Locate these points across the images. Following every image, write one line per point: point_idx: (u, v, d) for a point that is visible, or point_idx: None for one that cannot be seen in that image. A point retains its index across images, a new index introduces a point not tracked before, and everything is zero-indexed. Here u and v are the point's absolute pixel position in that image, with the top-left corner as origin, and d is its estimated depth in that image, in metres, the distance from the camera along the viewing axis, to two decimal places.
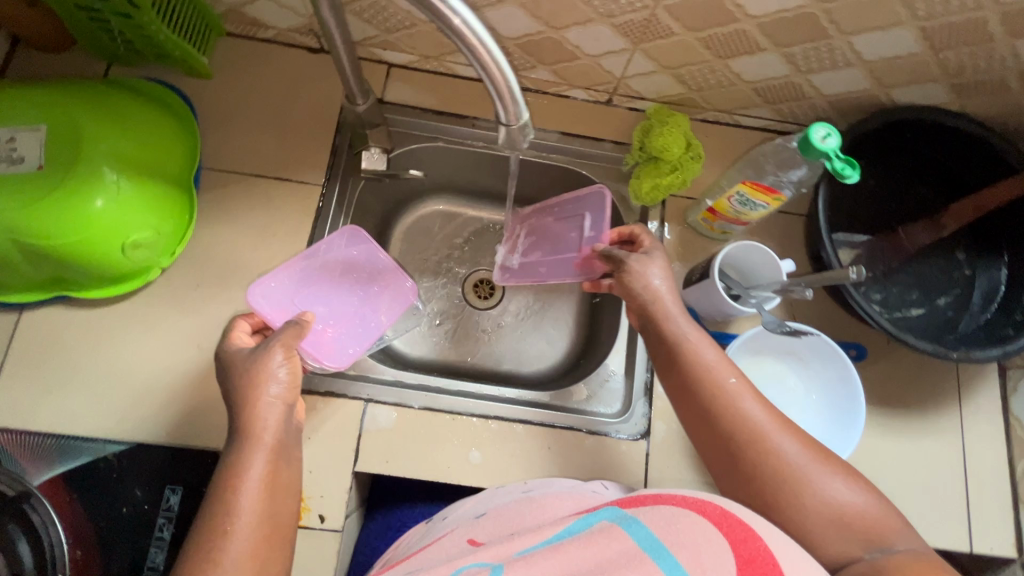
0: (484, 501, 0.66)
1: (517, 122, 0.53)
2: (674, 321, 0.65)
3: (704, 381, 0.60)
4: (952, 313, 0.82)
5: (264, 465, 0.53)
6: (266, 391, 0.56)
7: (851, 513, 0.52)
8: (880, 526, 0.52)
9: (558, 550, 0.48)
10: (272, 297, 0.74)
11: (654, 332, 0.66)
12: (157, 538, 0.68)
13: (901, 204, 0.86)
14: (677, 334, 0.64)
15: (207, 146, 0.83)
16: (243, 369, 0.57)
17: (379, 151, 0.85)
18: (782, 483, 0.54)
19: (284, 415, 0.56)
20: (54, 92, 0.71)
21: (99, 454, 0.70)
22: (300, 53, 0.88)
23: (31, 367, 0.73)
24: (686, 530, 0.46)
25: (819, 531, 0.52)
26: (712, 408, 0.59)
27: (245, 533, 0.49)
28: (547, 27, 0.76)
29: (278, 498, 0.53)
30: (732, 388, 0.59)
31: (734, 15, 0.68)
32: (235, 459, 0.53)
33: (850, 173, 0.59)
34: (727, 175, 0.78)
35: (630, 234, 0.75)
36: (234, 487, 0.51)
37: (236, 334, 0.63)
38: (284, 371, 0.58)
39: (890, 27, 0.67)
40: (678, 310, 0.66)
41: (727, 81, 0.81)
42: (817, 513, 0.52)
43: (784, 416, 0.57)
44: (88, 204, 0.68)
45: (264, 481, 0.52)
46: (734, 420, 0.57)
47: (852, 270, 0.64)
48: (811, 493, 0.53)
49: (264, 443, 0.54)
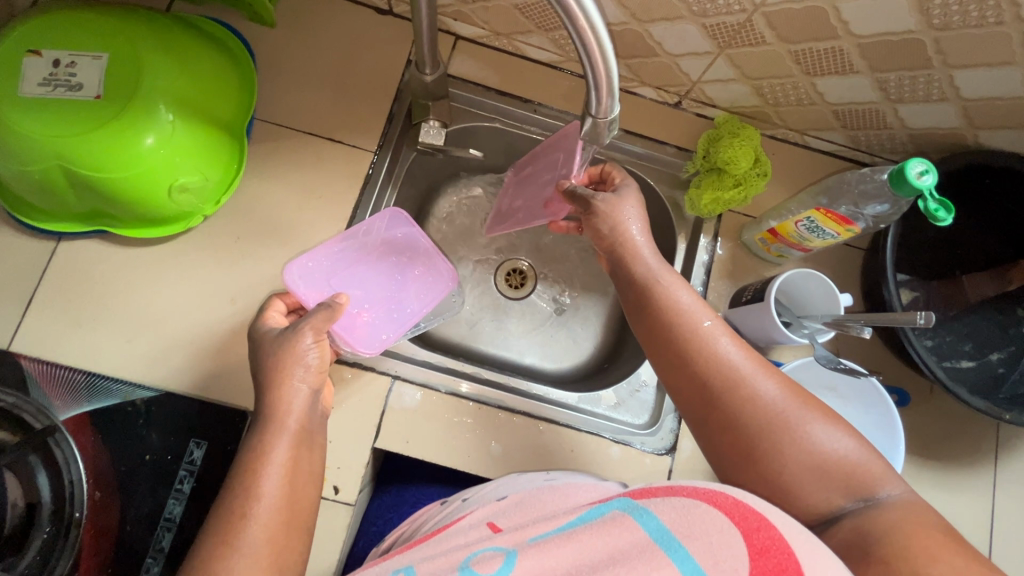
0: (505, 485, 0.65)
1: (605, 117, 0.51)
2: (642, 261, 0.63)
3: (676, 323, 0.58)
4: (1003, 370, 0.78)
5: (286, 452, 0.52)
6: (294, 375, 0.56)
7: (832, 461, 0.50)
8: (862, 472, 0.50)
9: (570, 539, 0.47)
10: (311, 277, 0.73)
11: (624, 277, 0.64)
12: (176, 490, 0.67)
13: (967, 250, 0.82)
14: (648, 276, 0.62)
15: (264, 96, 0.81)
16: (273, 349, 0.57)
17: (436, 125, 0.82)
18: (759, 427, 0.52)
19: (308, 402, 0.56)
20: (116, 19, 0.69)
21: (127, 398, 0.69)
22: (368, 13, 0.85)
23: (65, 299, 0.72)
24: (697, 521, 0.44)
25: (797, 474, 0.50)
26: (683, 349, 0.57)
27: (264, 519, 0.49)
28: (632, 19, 0.72)
29: (299, 483, 0.52)
30: (705, 330, 0.57)
31: (835, 31, 0.65)
32: (257, 444, 0.52)
33: (943, 215, 0.58)
34: (796, 198, 0.74)
35: (601, 173, 0.73)
36: (256, 471, 0.51)
37: (270, 313, 0.63)
38: (314, 356, 0.57)
39: (999, 66, 0.63)
40: (648, 249, 0.65)
41: (808, 99, 0.77)
42: (796, 461, 0.50)
43: (761, 360, 0.55)
44: (141, 140, 0.66)
45: (285, 468, 0.51)
46: (707, 363, 0.55)
47: (921, 314, 0.61)
48: (789, 439, 0.51)
49: (287, 430, 0.53)
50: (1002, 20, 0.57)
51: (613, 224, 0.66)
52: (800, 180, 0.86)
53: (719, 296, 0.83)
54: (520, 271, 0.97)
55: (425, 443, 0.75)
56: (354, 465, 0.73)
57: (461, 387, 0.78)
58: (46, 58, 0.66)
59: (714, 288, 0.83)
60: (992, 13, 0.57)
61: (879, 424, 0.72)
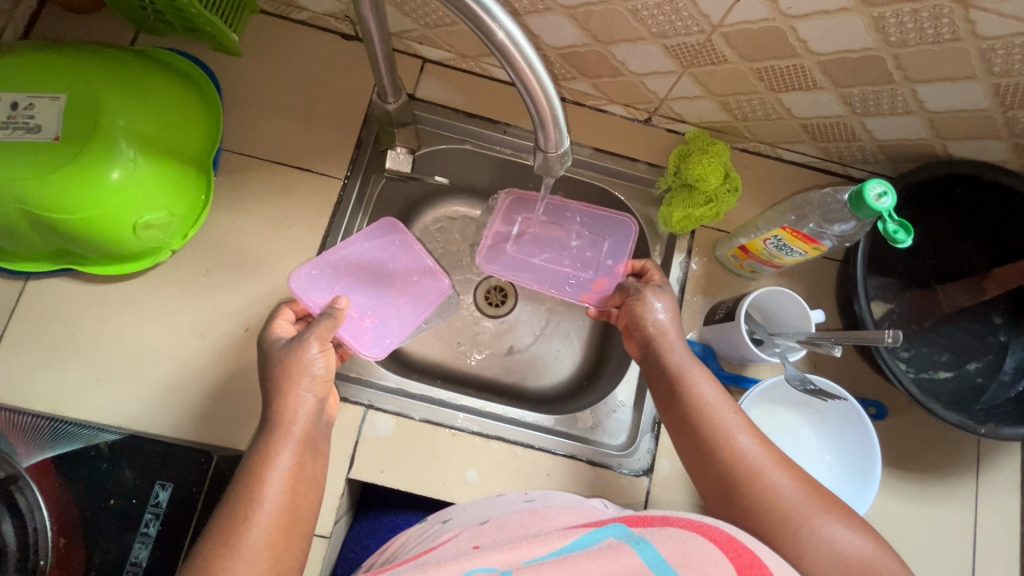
0: (484, 508, 0.64)
1: (556, 150, 0.51)
2: (674, 350, 0.66)
3: (700, 414, 0.61)
4: (981, 379, 0.78)
5: (290, 459, 0.55)
6: (300, 385, 0.59)
7: (851, 557, 0.51)
8: (878, 567, 0.51)
9: (566, 561, 0.46)
10: (317, 282, 0.75)
11: (654, 365, 0.67)
12: (142, 534, 0.68)
13: (941, 259, 0.82)
14: (678, 363, 0.65)
15: (230, 127, 0.81)
16: (280, 360, 0.60)
17: (405, 152, 0.83)
18: (779, 521, 0.54)
19: (314, 410, 0.59)
20: (78, 59, 0.69)
21: (90, 441, 0.69)
22: (333, 38, 0.85)
23: (30, 341, 0.71)
24: (693, 551, 0.45)
25: (816, 564, 0.52)
26: (709, 438, 0.60)
27: (265, 524, 0.52)
28: (593, 41, 0.72)
29: (301, 491, 0.55)
30: (728, 421, 0.60)
31: (794, 49, 0.64)
32: (264, 447, 0.56)
33: (903, 237, 0.59)
34: (764, 215, 0.75)
35: (641, 267, 0.77)
36: (261, 475, 0.54)
37: (278, 322, 0.66)
38: (320, 365, 0.60)
39: (960, 80, 0.63)
40: (680, 341, 0.67)
41: (775, 114, 0.77)
42: (816, 554, 0.52)
43: (782, 454, 0.58)
44: (102, 180, 0.65)
45: (288, 472, 0.55)
46: (731, 454, 0.58)
47: (888, 334, 0.60)
48: (809, 533, 0.53)
49: (293, 435, 0.57)
50: (959, 36, 0.57)
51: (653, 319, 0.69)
52: (773, 193, 0.85)
53: (693, 312, 0.82)
54: (498, 288, 0.96)
55: (400, 471, 0.75)
56: (325, 500, 0.72)
57: (457, 417, 0.78)
58: (5, 101, 0.66)
59: (689, 304, 0.82)
60: (947, 30, 0.57)
61: (856, 442, 0.71)
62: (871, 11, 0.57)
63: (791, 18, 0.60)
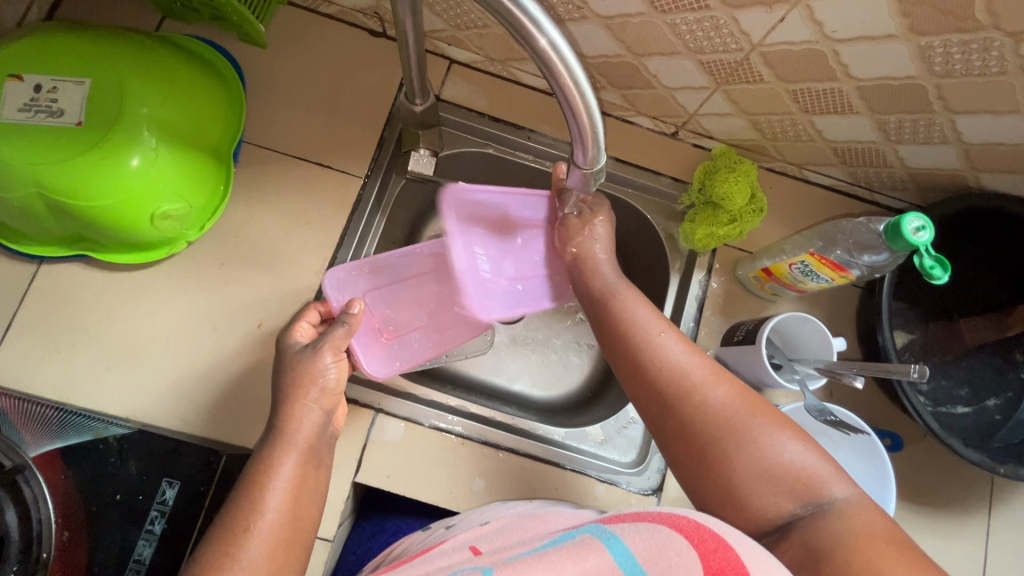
0: (488, 511, 0.64)
1: (591, 167, 0.51)
2: (599, 274, 0.68)
3: (633, 335, 0.61)
4: (999, 417, 0.76)
5: (293, 470, 0.55)
6: (308, 396, 0.59)
7: (778, 465, 0.50)
8: (809, 477, 0.50)
9: (541, 558, 0.44)
10: (351, 284, 0.75)
11: (587, 290, 0.68)
12: (147, 531, 0.67)
13: (964, 292, 0.80)
14: (606, 287, 0.67)
15: (251, 119, 0.79)
16: (293, 369, 0.60)
17: (428, 154, 0.80)
18: (707, 434, 0.53)
19: (319, 423, 0.59)
20: (105, 42, 0.68)
21: (100, 434, 0.68)
22: (360, 34, 0.83)
23: (42, 328, 0.70)
24: (660, 545, 0.43)
25: (746, 479, 0.51)
26: (637, 358, 0.59)
27: (265, 534, 0.51)
28: (627, 52, 0.70)
29: (303, 503, 0.54)
30: (660, 342, 0.60)
31: (834, 73, 0.63)
32: (267, 456, 0.55)
33: (938, 273, 0.58)
34: (791, 238, 0.73)
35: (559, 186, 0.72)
36: (263, 484, 0.53)
37: (299, 325, 0.65)
38: (331, 377, 0.60)
39: (1002, 113, 0.61)
40: (610, 268, 0.69)
41: (806, 135, 0.76)
42: (742, 464, 0.51)
43: (710, 365, 0.57)
44: (122, 167, 0.64)
45: (291, 483, 0.54)
46: (658, 373, 0.57)
47: (915, 368, 0.60)
48: (735, 443, 0.52)
49: (295, 446, 0.56)
50: (1006, 70, 0.56)
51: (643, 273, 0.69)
52: (796, 216, 0.84)
53: (710, 331, 0.81)
54: None
55: (406, 478, 0.74)
56: (329, 502, 0.71)
57: (451, 420, 0.77)
58: (28, 83, 0.65)
59: (706, 322, 0.81)
60: (995, 63, 0.55)
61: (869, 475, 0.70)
62: (918, 40, 0.55)
63: (834, 41, 0.58)
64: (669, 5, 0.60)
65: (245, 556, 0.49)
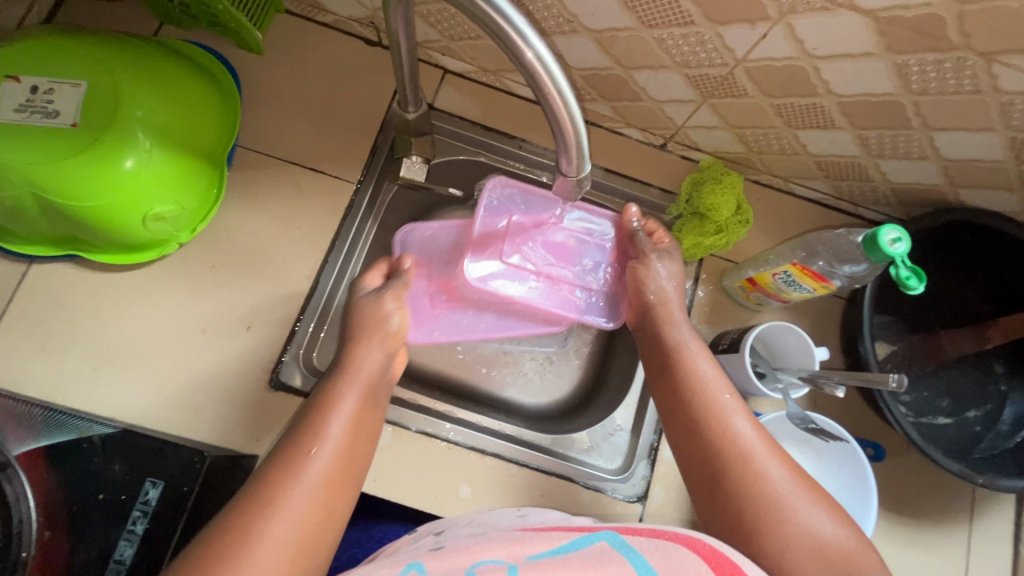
0: (478, 521, 0.64)
1: (576, 175, 0.51)
2: (675, 328, 0.70)
3: (695, 392, 0.63)
4: (979, 428, 0.77)
5: (355, 401, 0.59)
6: (375, 337, 0.65)
7: (828, 546, 0.51)
8: (857, 560, 0.51)
9: (563, 564, 0.45)
10: (428, 243, 0.82)
11: (655, 340, 0.70)
12: (128, 531, 0.62)
13: (945, 305, 0.82)
14: (677, 340, 0.68)
15: (246, 124, 0.81)
16: (360, 309, 0.67)
17: (420, 161, 0.82)
18: (762, 505, 0.54)
19: (380, 365, 0.64)
20: (103, 46, 0.69)
21: (84, 434, 0.64)
22: (355, 43, 0.85)
23: (30, 325, 0.71)
24: (679, 563, 0.44)
25: (795, 554, 0.51)
26: (702, 420, 0.61)
27: (327, 457, 0.54)
28: (616, 65, 0.72)
29: (360, 434, 0.58)
30: (725, 405, 0.62)
31: (816, 89, 0.65)
32: (330, 387, 0.60)
33: (914, 284, 0.59)
34: (775, 249, 0.74)
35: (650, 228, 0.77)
36: (328, 409, 0.57)
37: (370, 275, 0.70)
38: (394, 322, 0.67)
39: (977, 130, 0.63)
40: (682, 318, 0.71)
41: (790, 149, 0.77)
42: (796, 541, 0.52)
43: (773, 441, 0.59)
44: (116, 168, 0.65)
45: (352, 415, 0.58)
46: (721, 438, 0.59)
47: (894, 377, 0.60)
48: (791, 519, 0.53)
49: (359, 382, 0.61)
50: (980, 89, 0.58)
51: (656, 286, 0.73)
52: (781, 228, 0.86)
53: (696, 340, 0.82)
54: None
55: (395, 480, 0.74)
56: None
57: (446, 428, 0.77)
58: (24, 84, 0.66)
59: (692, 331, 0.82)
60: (969, 82, 0.57)
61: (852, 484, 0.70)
62: (895, 58, 0.57)
63: (815, 58, 0.60)
64: (656, 20, 0.62)
65: (308, 472, 0.52)
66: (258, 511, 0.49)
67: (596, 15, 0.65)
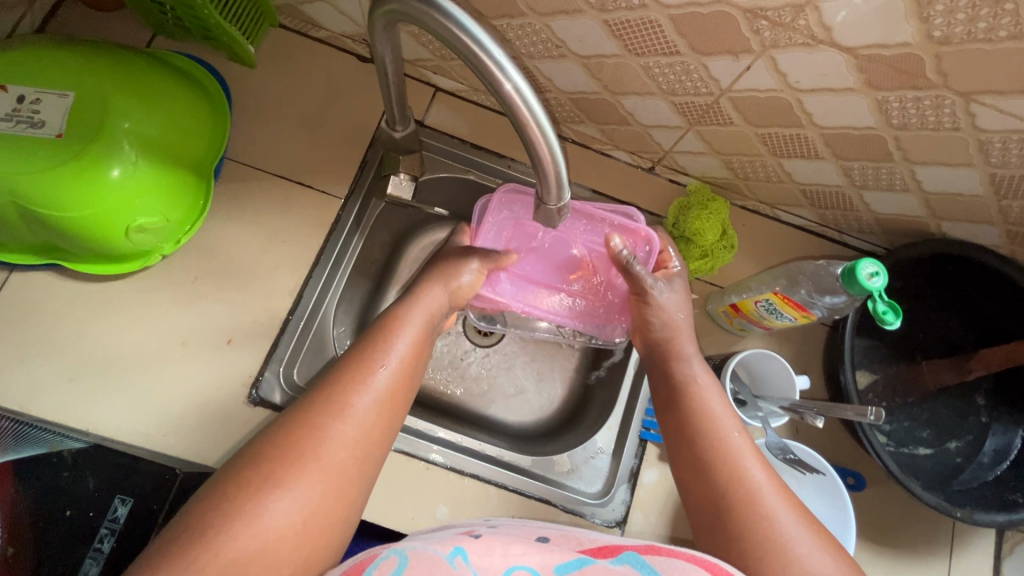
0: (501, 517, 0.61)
1: (558, 203, 0.51)
2: (684, 362, 0.68)
3: (704, 425, 0.62)
4: (960, 460, 0.77)
5: (418, 329, 0.63)
6: (448, 279, 0.69)
7: None
8: None
9: None
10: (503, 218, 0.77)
11: (663, 370, 0.69)
12: (94, 549, 0.60)
13: (928, 335, 0.82)
14: (686, 374, 0.67)
15: (236, 136, 0.81)
16: (443, 262, 0.71)
17: (407, 178, 0.83)
18: (765, 545, 0.52)
19: (445, 301, 0.68)
20: (94, 58, 0.69)
21: (54, 447, 0.64)
22: (347, 59, 0.85)
23: (8, 332, 0.70)
24: None
25: None
26: (709, 456, 0.60)
27: (394, 368, 0.58)
28: (604, 90, 0.73)
29: (417, 367, 0.61)
30: (734, 443, 0.60)
31: (800, 120, 0.65)
32: (401, 309, 0.64)
33: (891, 318, 0.60)
34: (758, 276, 0.75)
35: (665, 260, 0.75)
36: (394, 333, 0.61)
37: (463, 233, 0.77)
38: (465, 279, 0.70)
39: (958, 166, 0.64)
40: (692, 352, 0.69)
41: (776, 177, 0.78)
42: None
43: (782, 483, 0.58)
44: (100, 180, 0.65)
45: (416, 338, 0.62)
46: (727, 474, 0.58)
47: (872, 411, 0.60)
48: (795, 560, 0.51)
49: (424, 317, 0.65)
50: (959, 126, 0.58)
51: (660, 318, 0.71)
52: (767, 254, 0.86)
53: None
54: None
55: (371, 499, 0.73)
56: None
57: (427, 448, 0.76)
58: (12, 93, 0.66)
59: None
60: (948, 119, 0.58)
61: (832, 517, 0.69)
62: (875, 93, 0.58)
63: (798, 91, 0.61)
64: (642, 48, 0.63)
65: (373, 381, 0.56)
66: (326, 406, 0.53)
67: (584, 42, 0.65)
